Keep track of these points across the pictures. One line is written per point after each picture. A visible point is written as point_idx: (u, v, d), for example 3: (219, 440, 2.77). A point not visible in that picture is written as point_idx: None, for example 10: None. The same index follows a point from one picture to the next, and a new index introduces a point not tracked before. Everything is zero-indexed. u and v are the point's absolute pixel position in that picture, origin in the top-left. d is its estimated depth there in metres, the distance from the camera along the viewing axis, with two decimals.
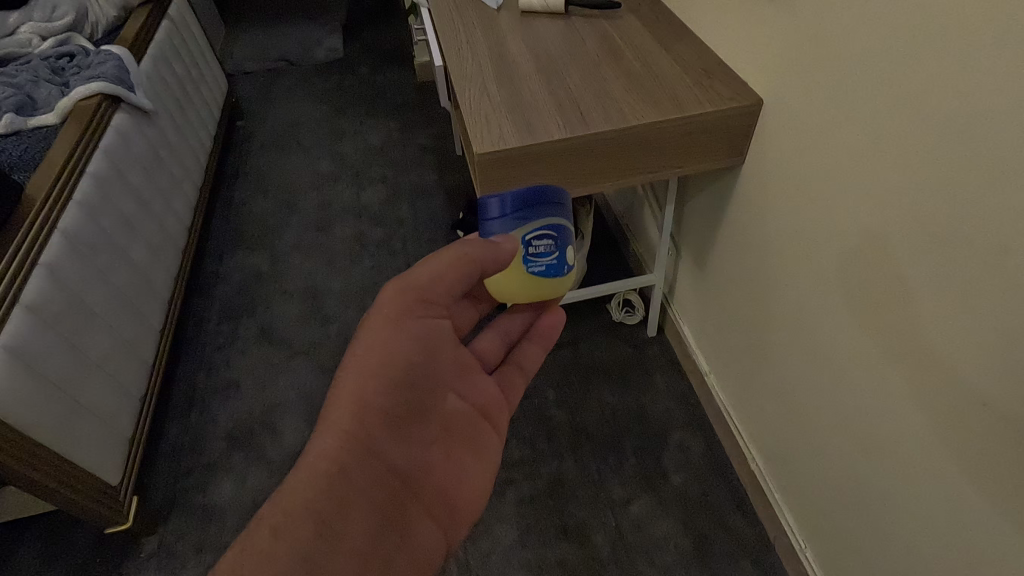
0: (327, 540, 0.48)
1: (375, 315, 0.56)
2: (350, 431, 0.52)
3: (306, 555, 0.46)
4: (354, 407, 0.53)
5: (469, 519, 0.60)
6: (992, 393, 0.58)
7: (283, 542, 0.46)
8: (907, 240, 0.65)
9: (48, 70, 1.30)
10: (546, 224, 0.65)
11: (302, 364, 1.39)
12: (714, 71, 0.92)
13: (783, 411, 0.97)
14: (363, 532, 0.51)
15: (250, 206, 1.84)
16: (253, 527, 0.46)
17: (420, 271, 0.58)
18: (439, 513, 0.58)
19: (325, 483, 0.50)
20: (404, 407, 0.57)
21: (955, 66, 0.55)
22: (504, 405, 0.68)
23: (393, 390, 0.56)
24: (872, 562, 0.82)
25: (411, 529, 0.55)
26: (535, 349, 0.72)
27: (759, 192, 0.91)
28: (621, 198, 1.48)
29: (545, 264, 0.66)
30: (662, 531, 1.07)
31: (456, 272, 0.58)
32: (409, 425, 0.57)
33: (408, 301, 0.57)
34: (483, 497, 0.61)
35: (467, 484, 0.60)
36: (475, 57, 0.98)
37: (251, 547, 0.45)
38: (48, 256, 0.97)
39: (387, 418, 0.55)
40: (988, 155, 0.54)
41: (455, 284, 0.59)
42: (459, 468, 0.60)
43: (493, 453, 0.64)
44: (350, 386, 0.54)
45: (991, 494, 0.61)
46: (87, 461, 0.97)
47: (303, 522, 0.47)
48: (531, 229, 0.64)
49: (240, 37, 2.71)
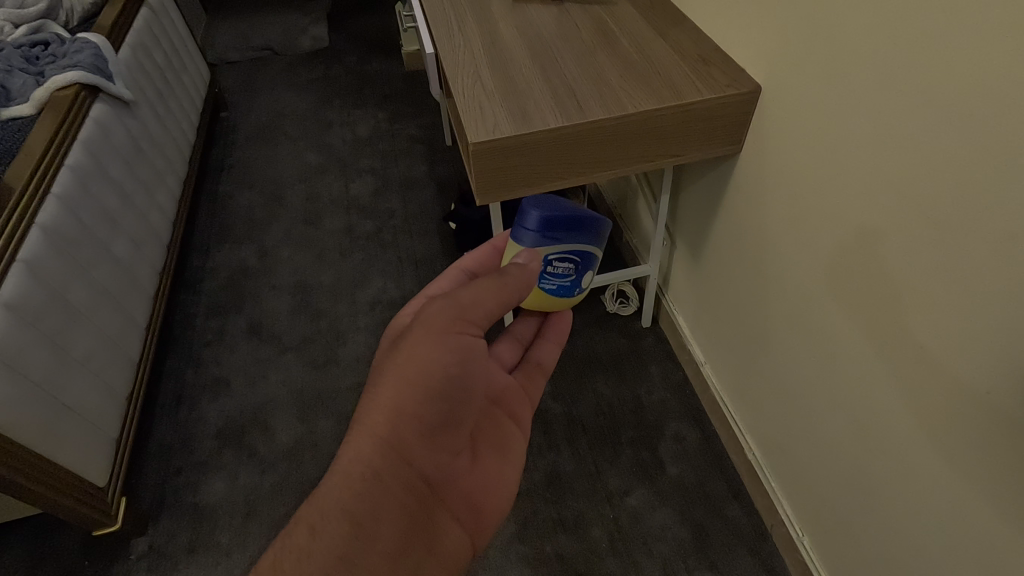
0: (360, 541, 0.49)
1: (418, 325, 0.54)
2: (383, 437, 0.52)
3: (341, 555, 0.47)
4: (389, 413, 0.52)
5: (495, 522, 0.60)
6: (993, 380, 0.58)
7: (319, 542, 0.47)
8: (908, 228, 0.64)
9: (22, 59, 1.24)
10: (572, 247, 0.71)
11: (293, 359, 1.36)
12: (711, 57, 0.91)
13: (781, 401, 0.96)
14: (395, 535, 0.51)
15: (237, 199, 1.80)
16: (292, 526, 0.48)
17: (465, 292, 0.56)
18: (465, 517, 0.58)
19: (358, 487, 0.50)
20: (441, 417, 0.54)
21: (956, 49, 0.54)
22: (526, 402, 0.67)
23: (431, 401, 0.53)
24: (869, 551, 0.82)
25: (438, 534, 0.55)
26: (551, 347, 0.72)
27: (756, 182, 0.90)
28: (614, 188, 1.47)
29: (558, 283, 0.71)
30: (659, 523, 1.06)
31: (497, 301, 0.57)
32: (443, 434, 0.55)
33: (450, 316, 0.54)
34: (508, 501, 0.61)
35: (493, 490, 0.59)
36: (467, 44, 0.96)
37: (291, 544, 0.47)
38: (26, 252, 0.94)
39: (422, 426, 0.53)
40: (987, 141, 0.53)
41: (494, 310, 0.57)
42: (486, 472, 0.60)
43: (519, 454, 0.63)
44: (387, 394, 0.52)
45: (991, 483, 0.60)
46: (72, 463, 0.95)
47: (337, 523, 0.48)
48: (559, 250, 0.69)
49: (222, 25, 2.65)
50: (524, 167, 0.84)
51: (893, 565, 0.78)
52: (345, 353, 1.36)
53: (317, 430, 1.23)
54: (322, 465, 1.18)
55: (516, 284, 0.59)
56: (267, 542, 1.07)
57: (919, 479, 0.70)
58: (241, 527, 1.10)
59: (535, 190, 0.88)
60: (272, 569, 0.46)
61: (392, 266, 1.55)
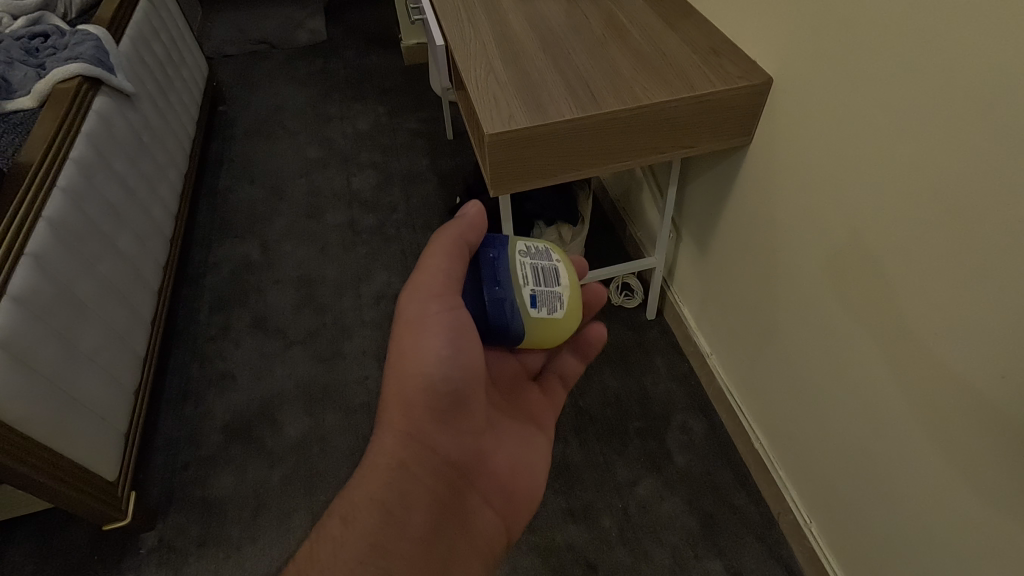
0: (392, 528, 0.51)
1: (402, 322, 0.55)
2: (403, 429, 0.55)
3: (374, 542, 0.49)
4: (401, 406, 0.55)
5: (529, 508, 0.64)
6: (1002, 362, 0.58)
7: (352, 530, 0.50)
8: (916, 219, 0.64)
9: (22, 51, 1.23)
10: (522, 294, 0.58)
11: (299, 353, 1.36)
12: (722, 49, 0.91)
13: (786, 390, 0.98)
14: (427, 521, 0.53)
15: (237, 193, 1.79)
16: (326, 517, 0.52)
17: (420, 273, 0.55)
18: (496, 501, 0.62)
19: (387, 477, 0.53)
20: (448, 399, 0.55)
21: (971, 40, 0.54)
22: (549, 408, 0.74)
23: (436, 388, 0.54)
24: (874, 536, 0.84)
25: (470, 517, 0.58)
26: (574, 361, 0.77)
27: (764, 174, 0.91)
28: (619, 181, 1.47)
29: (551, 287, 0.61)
30: (667, 512, 1.08)
31: (447, 255, 0.56)
32: (455, 419, 0.57)
33: (422, 301, 0.54)
34: (539, 486, 0.66)
35: (522, 475, 0.64)
36: (477, 36, 0.96)
37: (326, 534, 0.50)
38: (34, 245, 0.93)
39: (434, 412, 0.55)
40: (995, 133, 0.54)
41: (462, 268, 0.56)
42: (514, 457, 0.64)
43: (542, 443, 0.68)
44: (393, 388, 0.55)
45: (998, 467, 0.61)
46: (83, 457, 0.95)
47: (369, 512, 0.51)
48: (528, 283, 0.59)
49: (219, 18, 2.62)
50: (536, 157, 0.84)
51: (896, 548, 0.80)
52: (351, 347, 1.36)
53: (325, 423, 1.23)
54: (330, 458, 1.18)
55: (449, 232, 0.56)
56: (276, 535, 1.08)
57: (924, 465, 0.71)
58: (251, 520, 1.10)
59: (550, 180, 0.89)
60: (311, 560, 0.48)
61: (395, 260, 1.55)
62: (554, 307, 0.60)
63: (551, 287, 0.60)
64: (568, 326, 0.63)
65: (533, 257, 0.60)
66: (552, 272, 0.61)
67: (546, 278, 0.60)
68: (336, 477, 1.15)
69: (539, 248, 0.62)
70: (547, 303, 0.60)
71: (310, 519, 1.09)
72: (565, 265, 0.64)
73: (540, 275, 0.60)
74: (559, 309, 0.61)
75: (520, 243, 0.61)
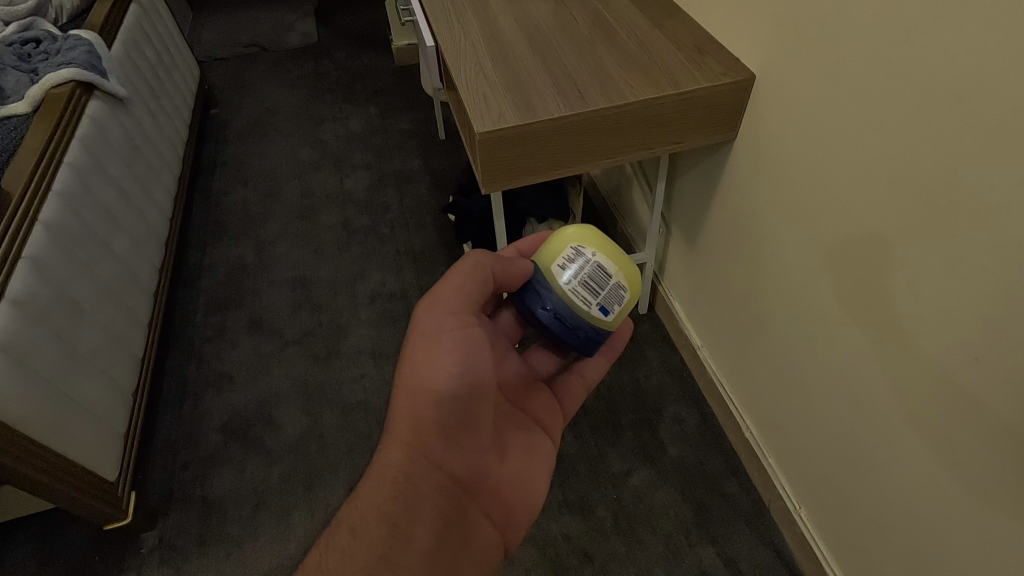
0: (398, 540, 0.53)
1: (416, 333, 0.58)
2: (410, 443, 0.57)
3: (381, 555, 0.51)
4: (410, 420, 0.57)
5: (527, 519, 0.65)
6: (982, 346, 0.60)
7: (361, 542, 0.52)
8: (895, 209, 0.67)
9: (14, 56, 1.23)
10: (593, 315, 0.62)
11: (295, 353, 1.37)
12: (706, 47, 0.94)
13: (774, 379, 1.00)
14: (432, 535, 0.56)
15: (231, 195, 1.80)
16: (334, 527, 0.53)
17: (444, 288, 0.58)
18: (496, 516, 0.63)
19: (394, 490, 0.56)
20: (454, 418, 0.58)
21: (941, 38, 0.57)
22: (558, 416, 0.74)
23: (444, 406, 0.57)
24: (862, 519, 0.86)
25: (472, 530, 0.60)
26: (601, 361, 0.75)
27: (748, 169, 0.93)
28: (609, 178, 1.49)
29: (610, 284, 0.63)
30: (661, 501, 1.10)
31: (473, 276, 0.59)
32: (462, 435, 0.60)
33: (440, 315, 0.57)
34: (539, 499, 0.67)
35: (521, 490, 0.65)
36: (467, 36, 0.98)
37: (334, 544, 0.52)
38: (31, 249, 0.94)
39: (441, 429, 0.58)
40: (970, 127, 0.56)
41: (478, 287, 0.59)
42: (514, 471, 0.65)
43: (547, 456, 0.69)
44: (404, 400, 0.57)
45: (987, 450, 0.62)
46: (84, 456, 0.96)
47: (377, 524, 0.53)
48: (589, 300, 0.62)
49: (208, 22, 2.63)
50: (528, 154, 0.86)
51: (882, 529, 0.82)
52: (347, 346, 1.38)
53: (322, 422, 1.24)
54: (328, 455, 1.19)
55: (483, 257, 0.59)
56: (277, 533, 1.09)
57: (909, 447, 0.73)
58: (251, 518, 1.11)
59: (540, 176, 0.90)
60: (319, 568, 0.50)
61: (390, 259, 1.56)
62: (622, 294, 0.64)
63: (609, 286, 0.62)
64: (640, 284, 0.66)
65: (574, 276, 0.62)
66: (599, 271, 0.62)
67: (600, 283, 0.62)
68: (334, 475, 1.16)
69: (573, 256, 0.62)
70: (615, 299, 0.63)
71: (309, 516, 1.11)
72: (598, 242, 0.64)
73: (590, 283, 0.62)
74: (626, 291, 0.64)
75: (555, 270, 0.62)
